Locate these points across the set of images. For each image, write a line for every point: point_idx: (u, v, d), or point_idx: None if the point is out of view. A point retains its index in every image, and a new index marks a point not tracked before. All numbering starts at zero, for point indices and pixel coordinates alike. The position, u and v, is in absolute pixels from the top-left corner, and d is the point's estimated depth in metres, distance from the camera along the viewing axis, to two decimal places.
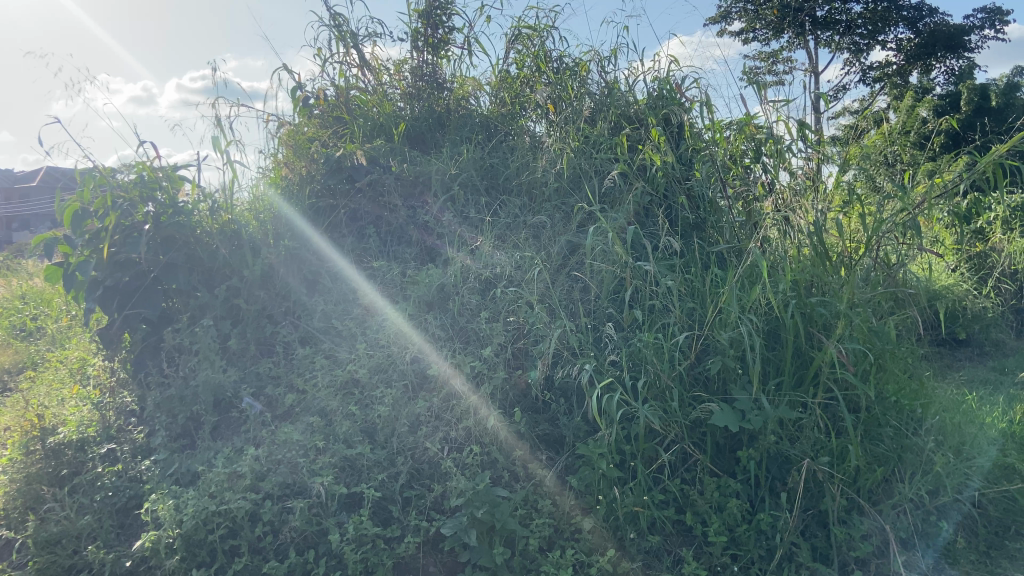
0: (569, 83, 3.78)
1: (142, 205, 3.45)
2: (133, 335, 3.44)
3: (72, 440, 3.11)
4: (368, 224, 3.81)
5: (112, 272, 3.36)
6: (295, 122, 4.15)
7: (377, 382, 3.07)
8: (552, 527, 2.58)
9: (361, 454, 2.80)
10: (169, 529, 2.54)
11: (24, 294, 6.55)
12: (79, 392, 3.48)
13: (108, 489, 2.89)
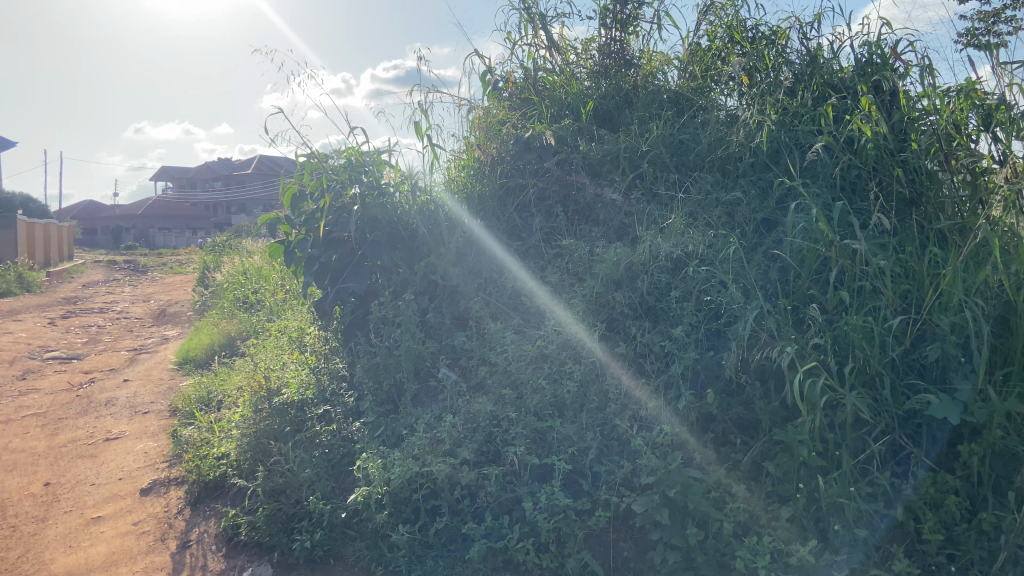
0: (766, 52, 3.65)
1: (351, 187, 3.79)
2: (344, 307, 3.74)
3: (294, 400, 3.47)
4: (556, 204, 3.71)
5: (326, 249, 3.71)
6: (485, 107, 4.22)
7: (565, 358, 3.10)
8: (747, 513, 2.52)
9: (550, 428, 2.86)
10: (378, 486, 2.78)
11: (246, 270, 7.34)
12: (297, 358, 3.87)
13: (325, 446, 3.17)
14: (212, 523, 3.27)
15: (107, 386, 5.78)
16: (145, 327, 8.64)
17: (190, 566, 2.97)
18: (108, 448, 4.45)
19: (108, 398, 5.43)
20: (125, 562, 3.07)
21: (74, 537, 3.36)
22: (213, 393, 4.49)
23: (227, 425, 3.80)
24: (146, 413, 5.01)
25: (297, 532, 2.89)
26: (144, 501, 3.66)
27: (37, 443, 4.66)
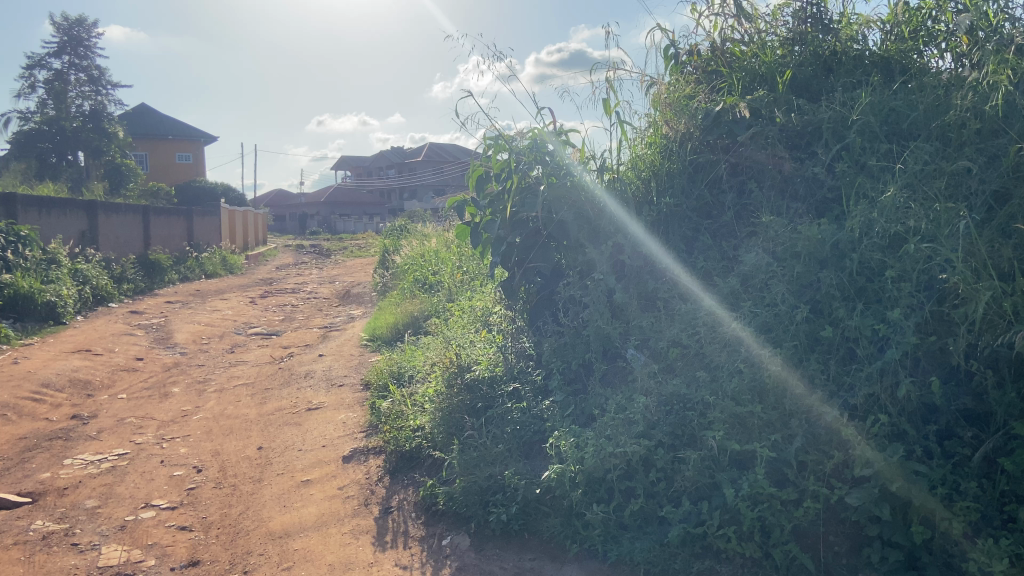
0: (990, 7, 3.28)
1: (535, 168, 3.84)
2: (530, 287, 3.88)
3: (485, 377, 3.65)
4: (749, 179, 3.54)
5: (512, 230, 3.83)
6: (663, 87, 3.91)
7: (764, 341, 2.93)
8: (979, 514, 2.30)
9: (751, 413, 2.72)
10: (572, 464, 2.80)
11: (426, 251, 7.67)
12: (485, 337, 4.08)
13: (517, 423, 3.29)
14: (410, 491, 3.45)
15: (304, 360, 6.26)
16: (333, 306, 9.26)
17: (393, 531, 3.19)
18: (310, 416, 4.83)
19: (307, 371, 5.87)
20: (335, 523, 3.34)
21: (288, 497, 3.67)
22: (403, 368, 4.73)
23: (420, 398, 4.00)
24: (341, 385, 5.37)
25: (493, 505, 2.96)
26: (346, 467, 3.92)
27: (249, 410, 5.12)
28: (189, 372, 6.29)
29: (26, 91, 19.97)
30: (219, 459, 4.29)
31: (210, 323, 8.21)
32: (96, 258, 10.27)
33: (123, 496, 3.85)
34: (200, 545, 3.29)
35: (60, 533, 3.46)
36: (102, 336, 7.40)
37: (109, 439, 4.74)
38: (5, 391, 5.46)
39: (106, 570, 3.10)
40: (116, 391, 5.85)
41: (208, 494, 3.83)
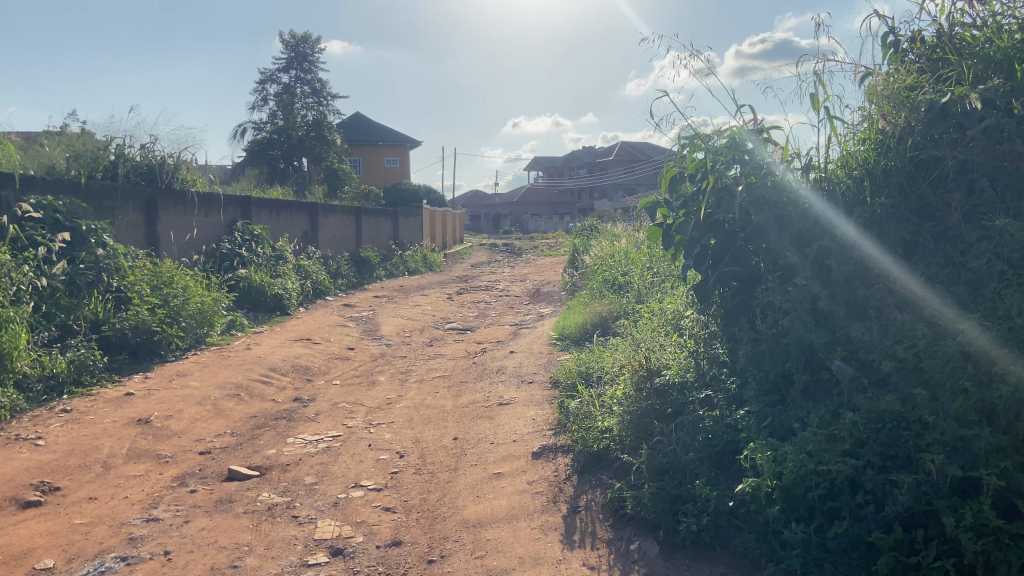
0: None
1: (732, 168, 3.71)
2: (726, 291, 3.70)
3: (675, 382, 3.64)
4: (982, 176, 3.16)
5: (706, 232, 3.74)
6: (877, 81, 3.64)
7: (996, 358, 2.62)
8: None
9: (976, 437, 2.45)
10: (769, 479, 2.68)
11: (617, 252, 7.67)
12: (676, 341, 4.03)
13: (709, 432, 3.20)
14: (598, 492, 3.49)
15: (497, 356, 6.49)
16: (524, 304, 9.52)
17: (581, 531, 3.24)
18: (502, 411, 5.00)
19: (499, 366, 6.08)
20: (524, 517, 3.45)
21: (481, 488, 3.84)
22: (592, 368, 4.76)
23: (609, 399, 4.02)
24: (531, 382, 5.51)
25: (683, 514, 2.95)
26: (536, 463, 4.02)
27: (446, 402, 5.40)
28: (393, 363, 6.76)
29: (260, 104, 22.41)
30: (419, 447, 4.57)
31: (413, 317, 8.75)
32: (316, 254, 11.33)
33: (336, 476, 4.23)
34: (401, 527, 3.55)
35: (284, 505, 3.88)
36: (320, 326, 8.15)
37: (325, 421, 5.21)
38: (241, 374, 6.20)
39: (320, 543, 3.44)
40: (331, 377, 6.42)
41: (409, 479, 4.10)
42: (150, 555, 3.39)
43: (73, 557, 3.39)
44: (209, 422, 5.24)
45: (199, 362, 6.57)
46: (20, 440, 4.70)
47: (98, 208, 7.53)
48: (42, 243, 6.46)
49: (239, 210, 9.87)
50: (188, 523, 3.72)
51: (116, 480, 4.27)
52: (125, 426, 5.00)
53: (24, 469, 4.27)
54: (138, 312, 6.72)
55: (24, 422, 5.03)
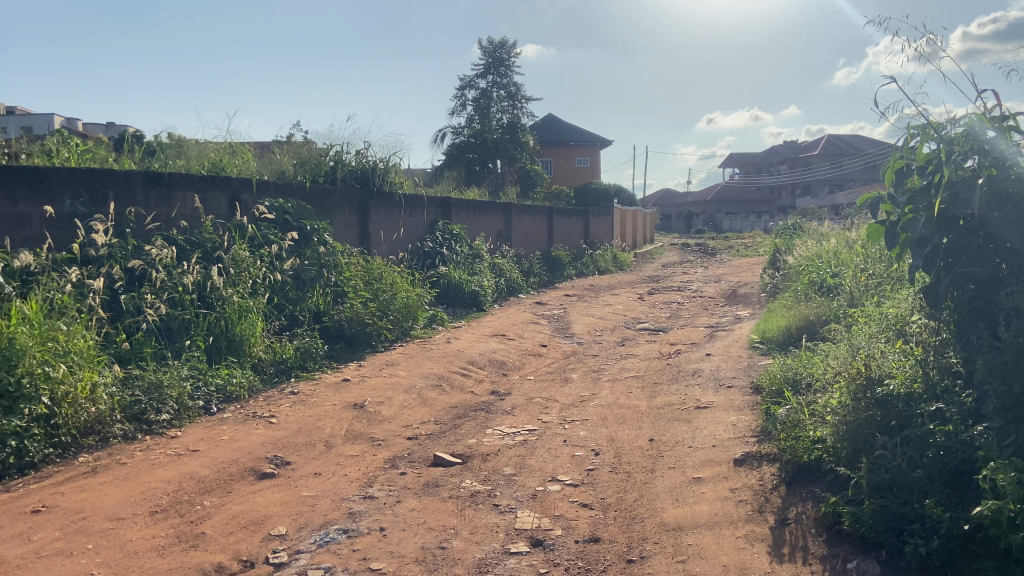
0: None
1: (969, 160, 3.40)
2: (961, 295, 3.35)
3: (900, 393, 3.35)
4: None
5: (938, 229, 3.38)
6: None
7: None
8: None
9: None
10: (1012, 502, 2.41)
11: (825, 253, 7.21)
12: (900, 348, 3.70)
13: (940, 448, 2.94)
14: (809, 506, 3.32)
15: (692, 358, 6.33)
16: (719, 306, 9.21)
17: (791, 544, 3.08)
18: (699, 415, 4.87)
19: (695, 369, 5.93)
20: (728, 526, 3.34)
21: (680, 492, 3.77)
22: (800, 374, 4.52)
23: (821, 408, 3.79)
24: (730, 387, 5.32)
25: (909, 535, 2.75)
26: (738, 470, 3.89)
27: (640, 402, 5.36)
28: (585, 361, 6.81)
29: (458, 109, 23.51)
30: (614, 446, 4.57)
31: (604, 316, 8.77)
32: (510, 253, 11.70)
33: (534, 468, 4.33)
34: (599, 524, 3.57)
35: (485, 493, 4.05)
36: (514, 322, 8.39)
37: (521, 415, 5.36)
38: (442, 365, 6.54)
39: (522, 532, 3.55)
40: (525, 372, 6.59)
41: (606, 477, 4.11)
42: (367, 530, 3.67)
43: (302, 525, 3.75)
44: (415, 409, 5.58)
45: (405, 353, 7.01)
46: (257, 417, 5.28)
47: (320, 209, 8.30)
48: (274, 241, 7.32)
49: (441, 210, 10.43)
50: (399, 503, 3.98)
51: (336, 458, 4.66)
52: (343, 409, 5.45)
53: (261, 443, 4.78)
54: (353, 305, 7.29)
55: (260, 401, 5.65)
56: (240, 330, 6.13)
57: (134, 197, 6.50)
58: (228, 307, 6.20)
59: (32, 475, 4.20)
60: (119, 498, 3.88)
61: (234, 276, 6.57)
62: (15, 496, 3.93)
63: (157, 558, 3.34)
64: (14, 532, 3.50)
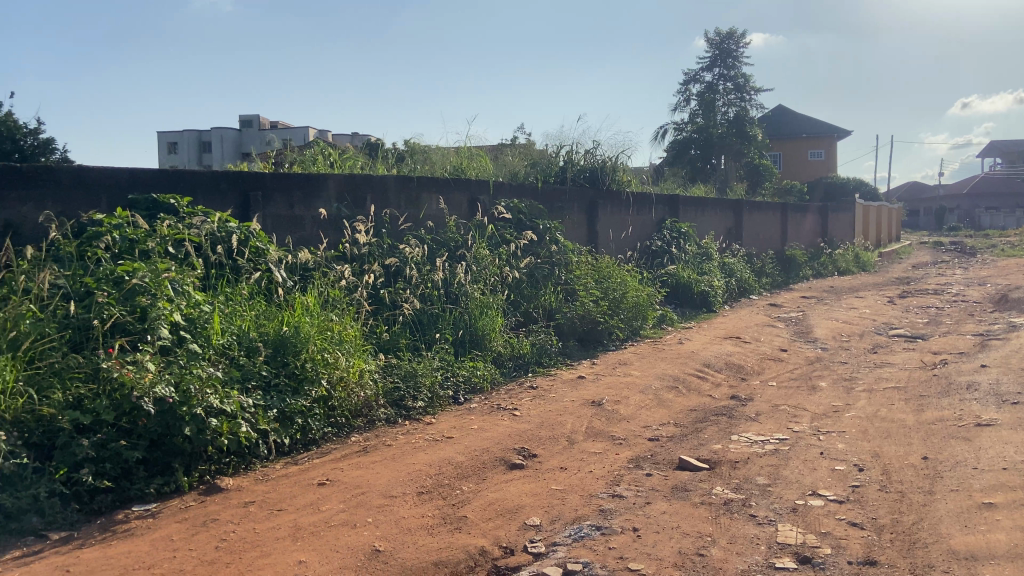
0: None
1: None
2: None
3: None
4: None
5: None
6: None
7: None
8: None
9: None
10: None
11: None
12: None
13: None
14: None
15: (964, 370, 5.67)
16: (987, 312, 8.19)
17: None
18: (982, 434, 4.35)
19: (969, 382, 5.31)
20: None
21: (969, 517, 3.38)
22: None
23: None
24: (1017, 404, 4.70)
25: None
26: None
27: (906, 416, 4.88)
28: (833, 368, 6.35)
29: (680, 105, 23.12)
30: (880, 462, 4.20)
31: (848, 321, 8.14)
32: (741, 253, 11.29)
33: (791, 480, 4.09)
34: (874, 545, 3.29)
35: (740, 502, 3.88)
36: (748, 325, 8.06)
37: (768, 422, 5.10)
38: (677, 367, 6.42)
39: (785, 547, 3.36)
40: (767, 378, 6.26)
41: (874, 495, 3.79)
42: (621, 529, 3.66)
43: (556, 518, 3.82)
44: (653, 410, 5.51)
45: (637, 353, 6.97)
46: (501, 410, 5.51)
47: (552, 209, 8.58)
48: (510, 241, 7.66)
49: (669, 209, 10.35)
50: (650, 504, 3.93)
51: (580, 454, 4.72)
52: (581, 406, 5.52)
53: (508, 434, 4.97)
54: (585, 302, 7.36)
55: (502, 394, 5.89)
56: (480, 325, 6.44)
57: (389, 201, 7.27)
58: (470, 302, 6.56)
59: (315, 450, 4.72)
60: (389, 478, 4.23)
61: (477, 273, 6.91)
62: (303, 468, 4.41)
63: (427, 537, 3.56)
64: (306, 501, 3.92)
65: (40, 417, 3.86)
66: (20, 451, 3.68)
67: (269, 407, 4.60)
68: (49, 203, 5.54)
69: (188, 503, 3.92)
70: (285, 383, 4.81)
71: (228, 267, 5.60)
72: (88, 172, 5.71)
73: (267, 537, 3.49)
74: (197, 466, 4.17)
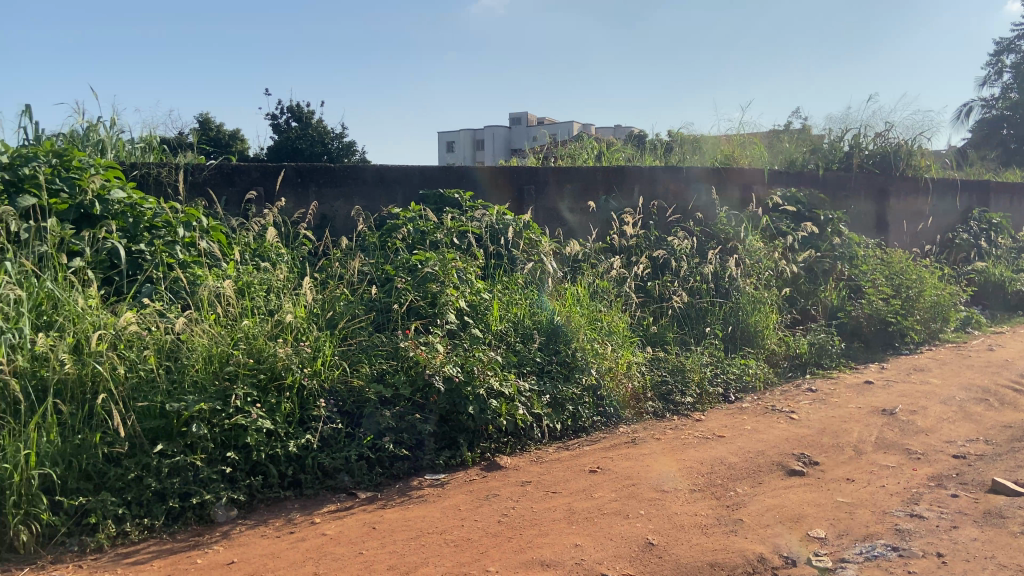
0: None
1: None
2: None
3: None
4: None
5: None
6: None
7: None
8: None
9: None
10: None
11: None
12: None
13: None
14: None
15: None
16: None
17: None
18: None
19: None
20: None
21: None
22: None
23: None
24: None
25: None
26: None
27: None
28: None
29: (989, 79, 20.24)
30: None
31: None
32: None
33: None
34: None
35: None
36: None
37: None
38: (988, 378, 5.62)
39: None
40: None
41: None
42: (922, 553, 3.26)
43: (843, 533, 3.51)
44: (958, 424, 4.86)
45: (935, 359, 6.22)
46: (777, 411, 5.20)
47: (834, 197, 8.05)
48: (787, 233, 7.24)
49: (976, 197, 9.20)
50: (957, 528, 3.47)
51: (869, 466, 4.29)
52: (870, 414, 5.04)
53: (785, 438, 4.68)
54: (872, 300, 6.71)
55: (776, 395, 5.57)
56: (753, 321, 6.14)
57: (657, 192, 7.22)
58: (743, 297, 6.26)
59: (586, 437, 4.81)
60: (660, 472, 4.19)
61: (750, 266, 6.61)
62: (575, 454, 4.52)
63: (701, 536, 3.45)
64: (579, 487, 4.01)
65: (351, 388, 4.36)
66: (336, 417, 4.18)
67: (543, 393, 4.79)
68: (357, 198, 6.30)
69: (472, 477, 4.19)
70: (557, 370, 4.98)
71: (505, 257, 5.92)
72: (388, 170, 6.37)
73: (544, 518, 3.62)
74: (479, 443, 4.43)
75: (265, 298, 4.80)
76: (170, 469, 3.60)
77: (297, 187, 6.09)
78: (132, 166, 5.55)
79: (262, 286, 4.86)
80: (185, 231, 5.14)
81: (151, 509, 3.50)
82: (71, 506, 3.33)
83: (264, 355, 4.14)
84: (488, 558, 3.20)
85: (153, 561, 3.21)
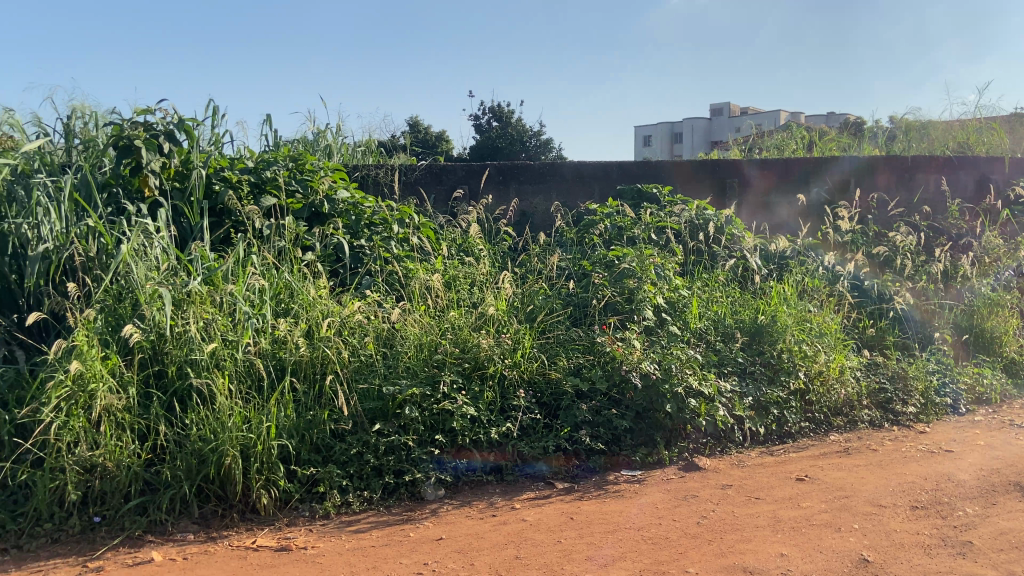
0: None
1: None
2: None
3: None
4: None
5: None
6: None
7: None
8: None
9: None
10: None
11: None
12: None
13: None
14: None
15: None
16: None
17: None
18: None
19: None
20: None
21: None
22: None
23: None
24: None
25: None
26: None
27: None
28: None
29: None
30: None
31: None
32: None
33: None
34: None
35: None
36: None
37: None
38: None
39: None
40: None
41: None
42: None
43: None
44: None
45: None
46: (1017, 427, 4.64)
47: None
48: None
49: None
50: None
51: None
52: None
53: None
54: None
55: (1017, 408, 4.98)
56: (990, 325, 5.61)
57: (876, 183, 6.68)
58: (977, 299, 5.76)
59: (791, 443, 4.58)
60: (876, 485, 3.90)
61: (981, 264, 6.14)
62: (780, 460, 4.32)
63: (924, 556, 3.17)
64: (785, 495, 3.83)
65: (550, 380, 4.47)
66: (535, 408, 4.31)
67: (745, 394, 4.63)
68: (555, 195, 6.45)
69: (670, 476, 4.15)
70: (761, 372, 4.79)
71: (705, 254, 5.80)
72: (586, 165, 6.46)
73: (746, 523, 3.51)
74: (677, 442, 4.38)
75: (470, 291, 5.06)
76: (387, 447, 3.92)
77: (499, 185, 6.39)
78: (355, 167, 6.05)
79: (467, 280, 5.15)
80: (400, 227, 5.57)
81: (370, 482, 3.82)
82: (304, 475, 3.73)
83: (469, 345, 4.39)
84: (688, 559, 3.16)
85: (373, 530, 3.52)
